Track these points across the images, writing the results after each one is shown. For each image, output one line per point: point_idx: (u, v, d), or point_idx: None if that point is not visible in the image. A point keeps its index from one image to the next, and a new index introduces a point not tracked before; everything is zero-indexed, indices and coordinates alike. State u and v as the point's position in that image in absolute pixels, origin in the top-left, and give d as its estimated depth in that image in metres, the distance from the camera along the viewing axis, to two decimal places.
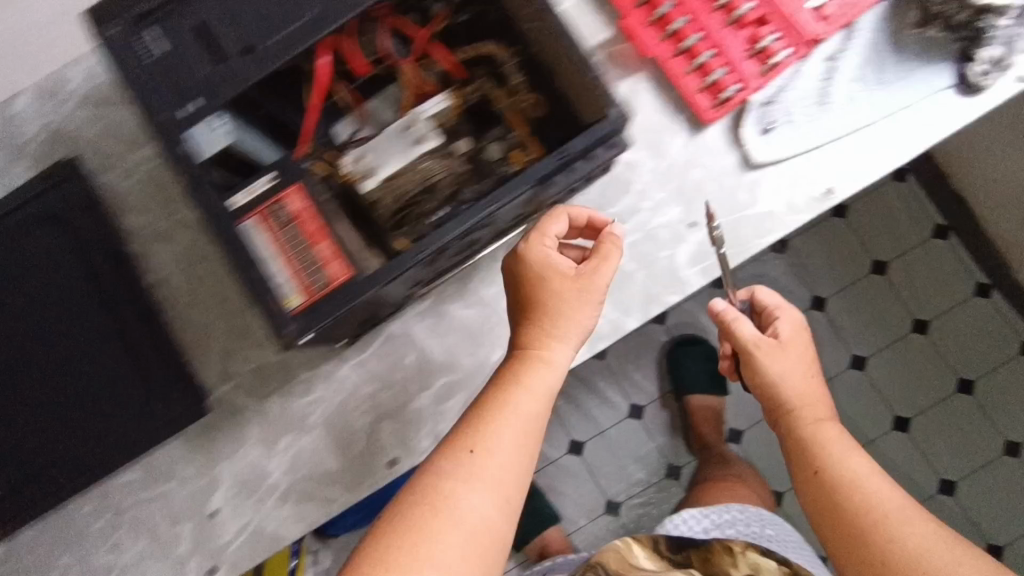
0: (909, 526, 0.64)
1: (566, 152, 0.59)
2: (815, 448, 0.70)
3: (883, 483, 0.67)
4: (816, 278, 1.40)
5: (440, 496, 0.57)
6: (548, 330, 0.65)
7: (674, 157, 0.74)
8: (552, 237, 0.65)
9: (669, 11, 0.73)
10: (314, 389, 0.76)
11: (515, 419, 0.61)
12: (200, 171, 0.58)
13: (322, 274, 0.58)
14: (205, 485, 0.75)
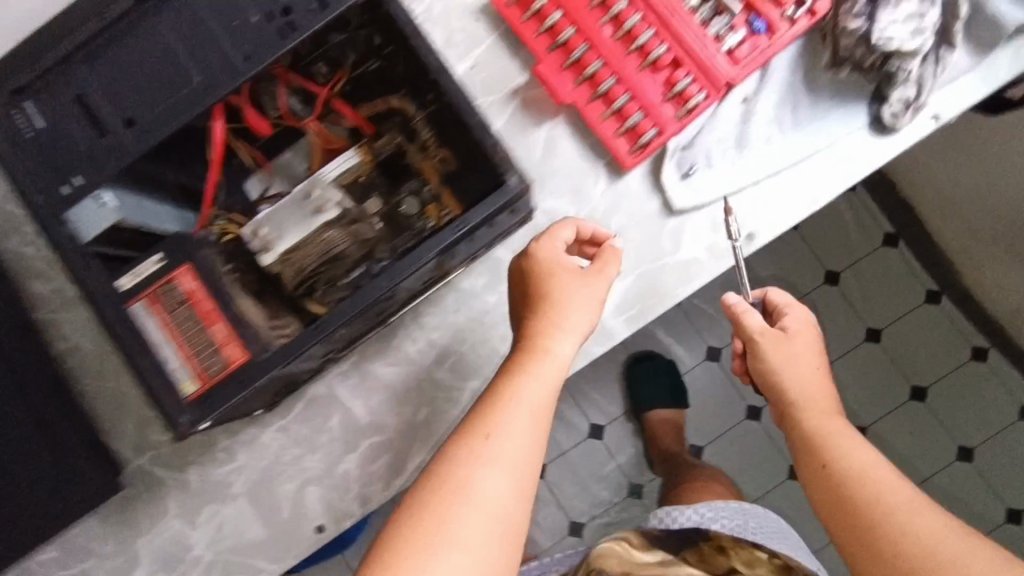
0: (923, 515, 0.55)
1: (465, 221, 0.57)
2: (818, 442, 0.63)
3: (892, 475, 0.59)
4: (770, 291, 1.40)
5: (452, 485, 0.52)
6: (556, 317, 0.61)
7: (595, 204, 0.72)
8: (559, 237, 0.63)
9: (583, 55, 0.71)
10: (236, 456, 0.74)
11: (524, 406, 0.56)
12: (83, 255, 0.56)
13: (219, 357, 0.56)
14: (126, 560, 0.74)
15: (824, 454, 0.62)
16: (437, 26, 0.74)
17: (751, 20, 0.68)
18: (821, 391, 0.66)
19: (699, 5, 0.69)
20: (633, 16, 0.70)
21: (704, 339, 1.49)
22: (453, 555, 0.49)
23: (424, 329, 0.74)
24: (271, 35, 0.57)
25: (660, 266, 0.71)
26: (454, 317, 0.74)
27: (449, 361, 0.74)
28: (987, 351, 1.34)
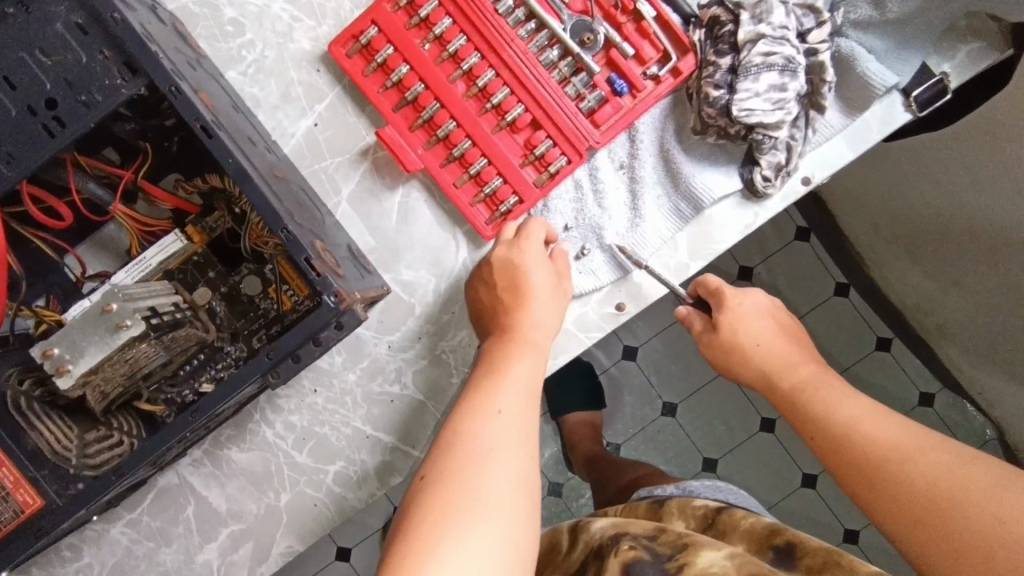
0: (934, 452, 0.50)
1: (277, 349, 0.53)
2: (803, 400, 0.58)
3: (886, 417, 0.54)
4: None
5: (466, 455, 0.50)
6: (533, 308, 0.60)
7: (456, 274, 0.68)
8: (529, 237, 0.63)
9: (435, 114, 0.65)
10: (83, 554, 0.69)
11: (515, 386, 0.55)
12: None
13: (12, 500, 0.53)
14: None
15: (814, 426, 0.56)
16: (271, 75, 0.66)
17: (611, 79, 0.64)
18: (803, 367, 0.60)
19: (558, 60, 0.64)
20: (486, 72, 0.64)
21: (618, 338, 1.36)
22: (487, 526, 0.46)
23: (281, 413, 0.69)
24: (37, 134, 0.49)
25: None
26: (313, 396, 0.69)
27: (309, 444, 0.69)
28: (891, 341, 1.31)
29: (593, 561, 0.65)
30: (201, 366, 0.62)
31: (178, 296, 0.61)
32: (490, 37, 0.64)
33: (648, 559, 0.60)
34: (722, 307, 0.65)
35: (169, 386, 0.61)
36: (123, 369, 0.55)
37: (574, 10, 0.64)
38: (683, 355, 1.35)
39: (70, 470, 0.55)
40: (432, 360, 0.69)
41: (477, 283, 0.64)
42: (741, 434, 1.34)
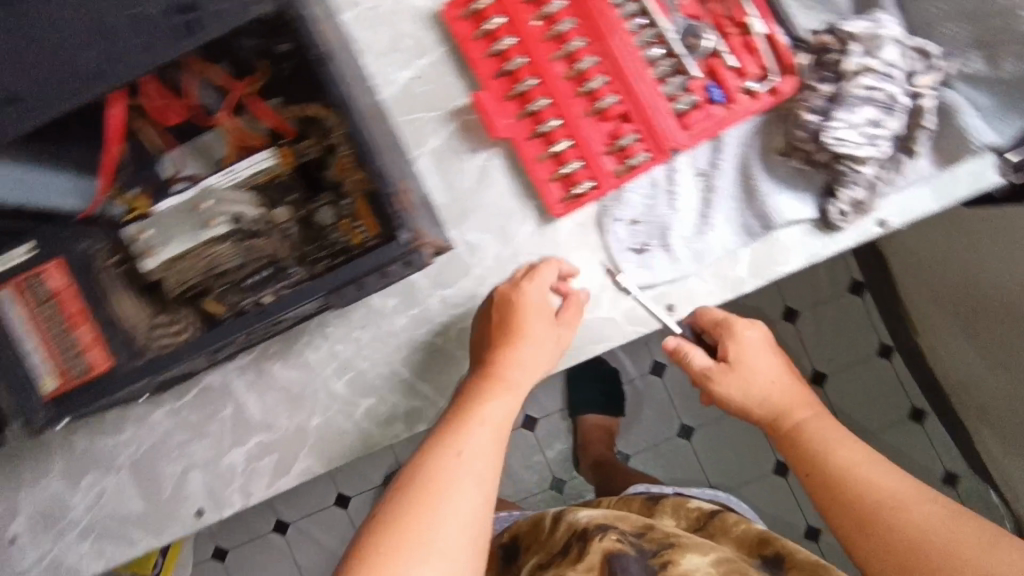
0: (930, 504, 0.52)
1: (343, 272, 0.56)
2: (809, 440, 0.60)
3: (885, 464, 0.56)
4: None
5: (428, 494, 0.54)
6: (523, 352, 0.63)
7: (519, 244, 0.70)
8: (540, 279, 0.65)
9: (530, 88, 0.67)
10: (124, 429, 0.74)
11: (490, 431, 0.59)
12: None
13: (82, 360, 0.58)
14: (5, 510, 0.74)
15: (811, 460, 0.59)
16: (385, 25, 0.70)
17: (709, 87, 0.65)
18: (805, 403, 0.62)
19: (660, 58, 0.66)
20: (588, 58, 0.66)
21: (649, 351, 1.38)
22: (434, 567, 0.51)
23: (328, 340, 0.72)
24: (177, 33, 0.54)
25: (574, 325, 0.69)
26: (359, 332, 0.72)
27: (348, 375, 0.73)
28: (926, 413, 1.29)
29: (574, 544, 0.74)
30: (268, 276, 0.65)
31: None
32: (598, 25, 0.65)
33: (633, 554, 0.69)
34: (732, 337, 0.64)
35: (236, 290, 0.65)
36: (197, 264, 0.64)
37: (685, 14, 0.66)
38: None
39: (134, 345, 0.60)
40: None
41: (478, 317, 0.66)
42: (753, 471, 1.33)
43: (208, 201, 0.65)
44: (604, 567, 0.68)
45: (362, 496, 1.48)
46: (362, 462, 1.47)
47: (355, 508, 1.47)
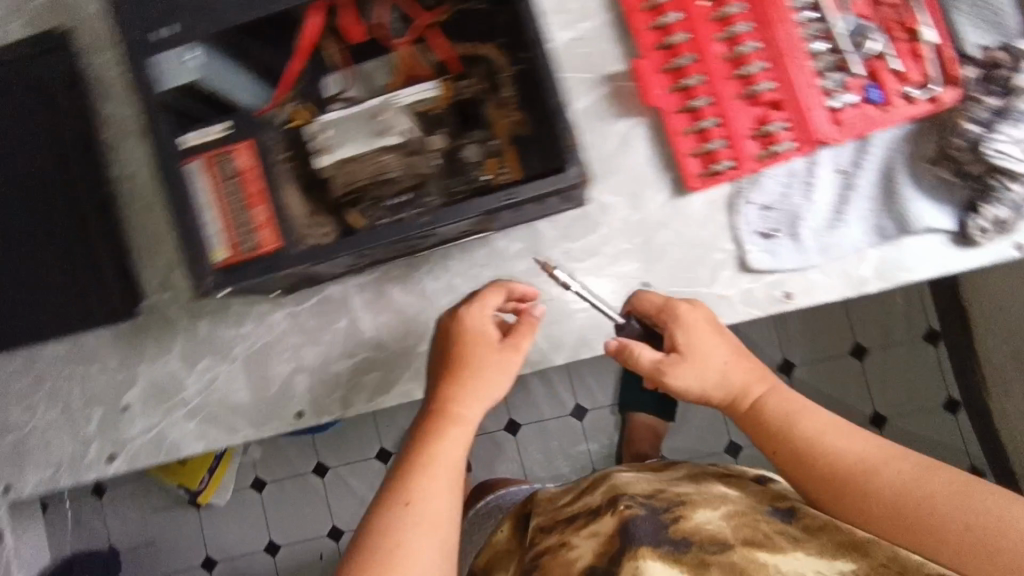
0: (897, 461, 0.60)
1: (513, 194, 0.58)
2: (778, 425, 0.65)
3: (848, 431, 0.63)
4: (793, 342, 1.38)
5: (389, 552, 0.60)
6: (468, 390, 0.66)
7: (649, 212, 0.73)
8: (489, 308, 0.66)
9: (687, 64, 0.69)
10: (245, 323, 0.78)
11: (444, 472, 0.64)
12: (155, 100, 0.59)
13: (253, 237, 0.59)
14: (124, 379, 0.80)
15: (779, 440, 0.65)
16: None
17: (868, 87, 0.66)
18: (755, 386, 0.67)
19: (824, 52, 0.67)
20: (751, 43, 0.68)
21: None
22: None
23: (448, 272, 0.76)
24: None
25: (690, 294, 0.72)
26: (480, 270, 0.76)
27: None
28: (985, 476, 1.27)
29: (584, 515, 0.72)
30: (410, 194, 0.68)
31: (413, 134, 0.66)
32: (768, 12, 0.67)
33: (645, 515, 0.66)
34: (678, 324, 0.66)
35: (373, 207, 0.68)
36: (366, 169, 0.65)
37: (858, 12, 0.67)
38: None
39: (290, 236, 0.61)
40: (597, 279, 0.74)
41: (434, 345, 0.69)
42: None
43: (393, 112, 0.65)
44: (616, 534, 0.65)
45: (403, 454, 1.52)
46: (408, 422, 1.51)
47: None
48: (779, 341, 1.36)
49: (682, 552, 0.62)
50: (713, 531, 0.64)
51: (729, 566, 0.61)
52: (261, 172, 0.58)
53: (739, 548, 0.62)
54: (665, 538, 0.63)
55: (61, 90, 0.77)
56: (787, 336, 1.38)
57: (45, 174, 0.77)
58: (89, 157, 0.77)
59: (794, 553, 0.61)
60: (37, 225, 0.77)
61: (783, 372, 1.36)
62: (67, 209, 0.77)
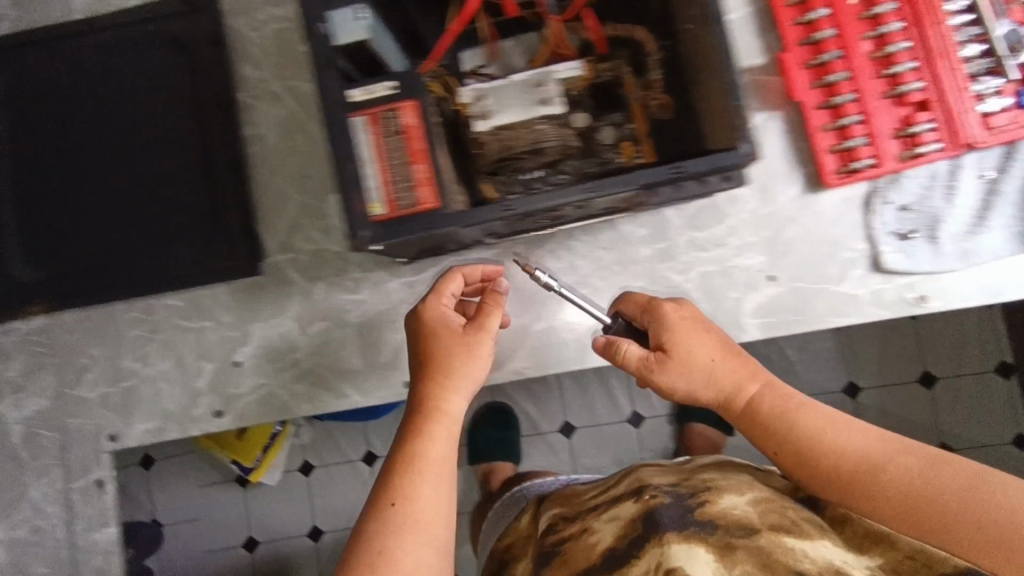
0: (903, 454, 0.58)
1: (682, 168, 0.57)
2: (776, 426, 0.64)
3: (852, 425, 0.62)
4: (860, 365, 1.38)
5: (383, 558, 0.60)
6: (441, 381, 0.67)
7: (780, 206, 0.73)
8: (448, 295, 0.68)
9: (832, 60, 0.69)
10: (361, 289, 0.79)
11: (433, 470, 0.65)
12: (326, 51, 0.59)
13: (411, 195, 0.59)
14: (237, 336, 0.81)
15: (781, 442, 0.63)
16: None
17: (1021, 92, 0.67)
18: (742, 388, 0.66)
19: (976, 57, 0.68)
20: (902, 42, 0.68)
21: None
22: None
23: (571, 254, 0.77)
24: None
25: (819, 290, 0.72)
26: (602, 253, 0.76)
27: (581, 291, 0.77)
28: None
29: (607, 504, 0.74)
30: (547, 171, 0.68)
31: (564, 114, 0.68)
32: (921, 12, 0.67)
33: (671, 501, 0.67)
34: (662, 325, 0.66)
35: (511, 179, 0.68)
36: (525, 137, 0.67)
37: (1014, 19, 0.68)
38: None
39: (444, 195, 0.60)
40: (721, 269, 0.74)
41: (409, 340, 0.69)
42: None
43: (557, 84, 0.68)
44: (641, 518, 0.67)
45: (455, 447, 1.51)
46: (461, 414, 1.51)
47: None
48: (844, 362, 1.38)
49: (708, 532, 0.63)
50: (739, 515, 0.64)
51: (756, 550, 0.61)
52: (426, 131, 0.59)
53: (766, 531, 0.63)
54: (693, 521, 0.64)
55: (205, 48, 0.79)
56: (854, 358, 1.38)
57: (187, 129, 0.80)
58: (226, 116, 0.79)
59: (821, 541, 0.63)
60: (173, 177, 0.80)
61: (850, 394, 1.36)
62: (202, 165, 0.80)
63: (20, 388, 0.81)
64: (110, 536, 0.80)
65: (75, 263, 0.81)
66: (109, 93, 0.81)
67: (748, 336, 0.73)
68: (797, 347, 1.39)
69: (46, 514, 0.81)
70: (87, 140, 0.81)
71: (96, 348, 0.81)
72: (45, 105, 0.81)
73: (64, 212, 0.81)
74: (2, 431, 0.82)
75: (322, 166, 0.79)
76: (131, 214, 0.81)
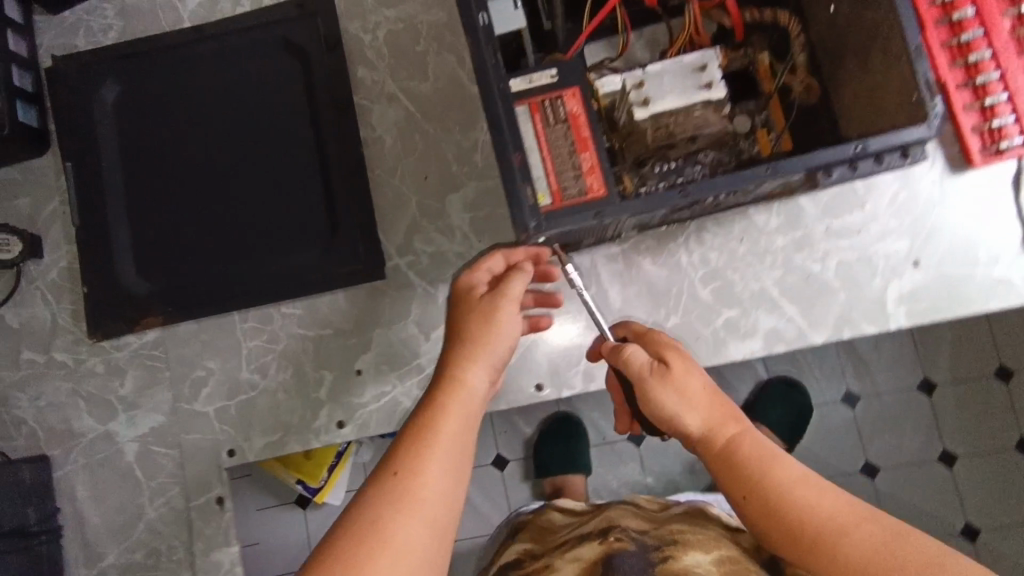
0: (865, 524, 0.55)
1: (866, 148, 0.55)
2: (753, 471, 0.59)
3: (819, 485, 0.58)
4: (935, 360, 1.32)
5: (374, 532, 0.51)
6: (466, 355, 0.60)
7: (921, 190, 0.71)
8: (483, 269, 0.63)
9: (974, 40, 0.68)
10: None
11: (446, 445, 0.56)
12: (483, 35, 0.57)
13: (580, 183, 0.58)
14: (355, 344, 0.78)
15: (751, 488, 0.59)
16: None
17: None
18: (722, 422, 0.62)
19: None
20: None
21: (844, 379, 1.33)
22: None
23: (702, 247, 0.75)
24: None
25: (967, 275, 0.70)
26: (735, 245, 0.75)
27: (715, 284, 0.75)
28: None
29: (579, 541, 0.78)
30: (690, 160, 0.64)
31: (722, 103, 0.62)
32: None
33: (633, 550, 0.72)
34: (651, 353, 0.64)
35: (647, 173, 0.64)
36: (687, 126, 0.61)
37: None
38: (902, 421, 1.31)
39: (610, 181, 0.58)
40: (862, 257, 0.72)
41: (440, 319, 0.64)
42: (937, 527, 1.27)
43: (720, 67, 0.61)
44: (600, 562, 0.71)
45: (519, 461, 1.40)
46: (526, 425, 1.40)
47: (511, 472, 1.39)
48: (919, 359, 1.32)
49: None
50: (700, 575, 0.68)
51: None
52: (592, 121, 0.59)
53: None
54: None
55: (320, 52, 0.79)
56: (928, 353, 1.33)
57: (301, 135, 0.79)
58: (341, 119, 0.78)
59: None
60: (286, 183, 0.79)
61: (926, 390, 1.30)
62: (317, 170, 0.79)
63: (134, 404, 0.79)
64: (231, 556, 0.77)
65: (186, 273, 0.79)
66: (220, 102, 0.80)
67: (894, 325, 0.72)
68: (869, 345, 1.34)
69: (164, 536, 0.78)
70: (197, 149, 0.80)
71: (212, 360, 0.79)
72: (154, 115, 0.81)
73: (174, 222, 0.80)
74: (116, 450, 0.79)
75: (440, 167, 0.78)
76: (241, 221, 0.79)
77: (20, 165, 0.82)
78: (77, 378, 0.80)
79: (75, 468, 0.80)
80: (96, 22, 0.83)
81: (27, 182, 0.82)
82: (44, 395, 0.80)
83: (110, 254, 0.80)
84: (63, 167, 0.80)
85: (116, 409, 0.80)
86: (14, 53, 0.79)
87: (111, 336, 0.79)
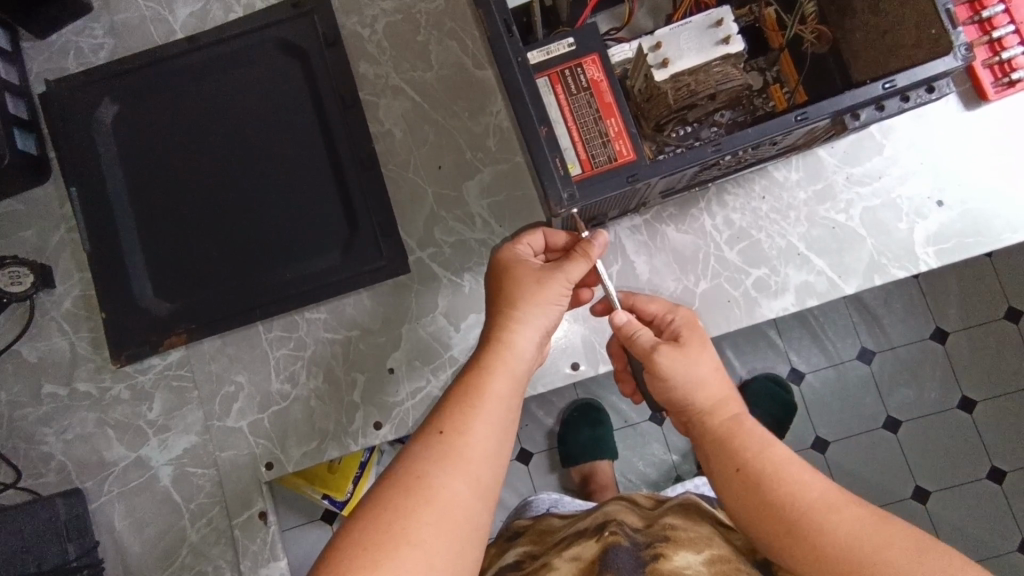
0: (852, 505, 0.51)
1: (896, 83, 0.54)
2: (749, 445, 0.56)
3: (808, 469, 0.54)
4: (945, 309, 1.30)
5: (417, 483, 0.50)
6: (521, 319, 0.59)
7: (935, 126, 0.72)
8: (525, 241, 0.63)
9: None
10: None
11: (492, 408, 0.55)
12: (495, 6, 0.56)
13: (607, 150, 0.57)
14: (384, 342, 0.76)
15: (749, 460, 0.55)
16: None
17: None
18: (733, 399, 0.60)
19: None
20: None
21: (858, 336, 1.31)
22: (415, 545, 0.47)
23: (725, 209, 0.75)
24: None
25: (992, 210, 0.71)
26: (758, 203, 0.74)
27: (742, 244, 0.74)
28: None
29: (572, 537, 0.68)
30: (706, 120, 0.66)
31: (741, 58, 0.61)
32: None
33: (626, 545, 0.62)
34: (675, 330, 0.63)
35: (668, 135, 0.66)
36: (709, 83, 0.60)
37: None
38: (920, 372, 1.29)
39: (638, 143, 0.57)
40: (886, 202, 0.72)
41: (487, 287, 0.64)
42: (964, 473, 1.26)
43: (735, 19, 0.60)
44: (596, 560, 0.62)
45: (545, 452, 1.36)
46: (547, 416, 1.37)
47: (537, 464, 1.36)
48: (929, 308, 1.30)
49: None
50: None
51: None
52: (613, 85, 0.59)
53: None
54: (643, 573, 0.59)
55: (320, 51, 0.78)
56: (938, 303, 1.31)
57: (308, 136, 0.78)
58: (349, 115, 0.77)
59: None
60: (299, 187, 0.78)
61: (938, 339, 1.29)
62: (329, 169, 0.77)
63: (165, 427, 0.78)
64: (279, 571, 0.74)
65: (205, 289, 0.78)
66: (223, 113, 0.79)
67: (926, 267, 0.72)
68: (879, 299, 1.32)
69: (209, 557, 0.76)
70: (205, 162, 0.79)
71: (241, 373, 0.77)
72: (156, 132, 0.79)
73: (188, 238, 0.78)
74: (151, 475, 0.77)
75: (452, 154, 0.77)
76: (256, 230, 0.78)
77: (23, 196, 0.81)
78: (103, 406, 0.78)
79: (110, 498, 0.77)
80: (85, 43, 0.82)
81: (32, 212, 0.81)
82: (71, 427, 0.78)
83: (128, 276, 0.78)
84: (68, 194, 0.79)
85: (147, 433, 0.78)
86: (6, 82, 0.78)
87: (134, 359, 0.77)
